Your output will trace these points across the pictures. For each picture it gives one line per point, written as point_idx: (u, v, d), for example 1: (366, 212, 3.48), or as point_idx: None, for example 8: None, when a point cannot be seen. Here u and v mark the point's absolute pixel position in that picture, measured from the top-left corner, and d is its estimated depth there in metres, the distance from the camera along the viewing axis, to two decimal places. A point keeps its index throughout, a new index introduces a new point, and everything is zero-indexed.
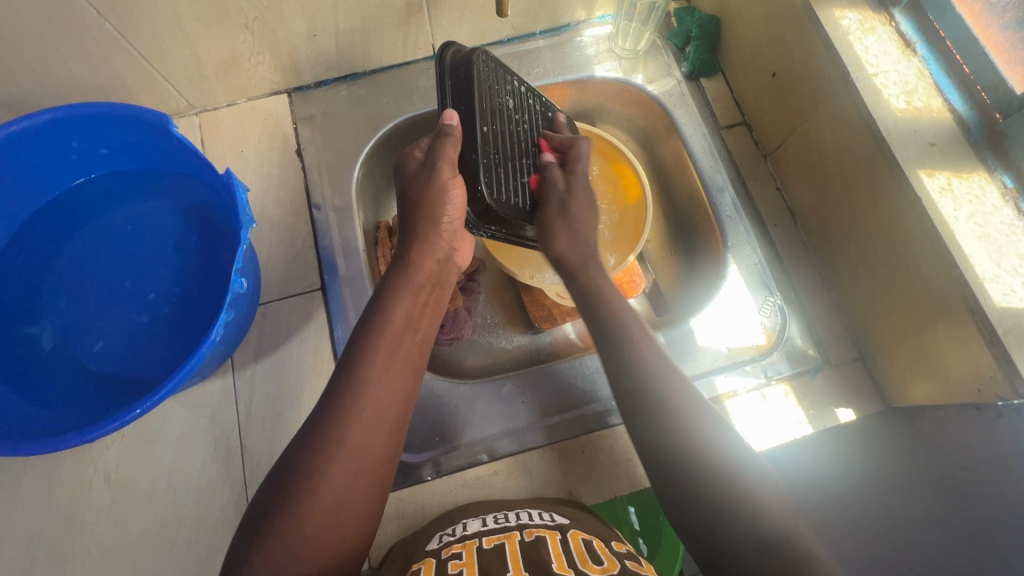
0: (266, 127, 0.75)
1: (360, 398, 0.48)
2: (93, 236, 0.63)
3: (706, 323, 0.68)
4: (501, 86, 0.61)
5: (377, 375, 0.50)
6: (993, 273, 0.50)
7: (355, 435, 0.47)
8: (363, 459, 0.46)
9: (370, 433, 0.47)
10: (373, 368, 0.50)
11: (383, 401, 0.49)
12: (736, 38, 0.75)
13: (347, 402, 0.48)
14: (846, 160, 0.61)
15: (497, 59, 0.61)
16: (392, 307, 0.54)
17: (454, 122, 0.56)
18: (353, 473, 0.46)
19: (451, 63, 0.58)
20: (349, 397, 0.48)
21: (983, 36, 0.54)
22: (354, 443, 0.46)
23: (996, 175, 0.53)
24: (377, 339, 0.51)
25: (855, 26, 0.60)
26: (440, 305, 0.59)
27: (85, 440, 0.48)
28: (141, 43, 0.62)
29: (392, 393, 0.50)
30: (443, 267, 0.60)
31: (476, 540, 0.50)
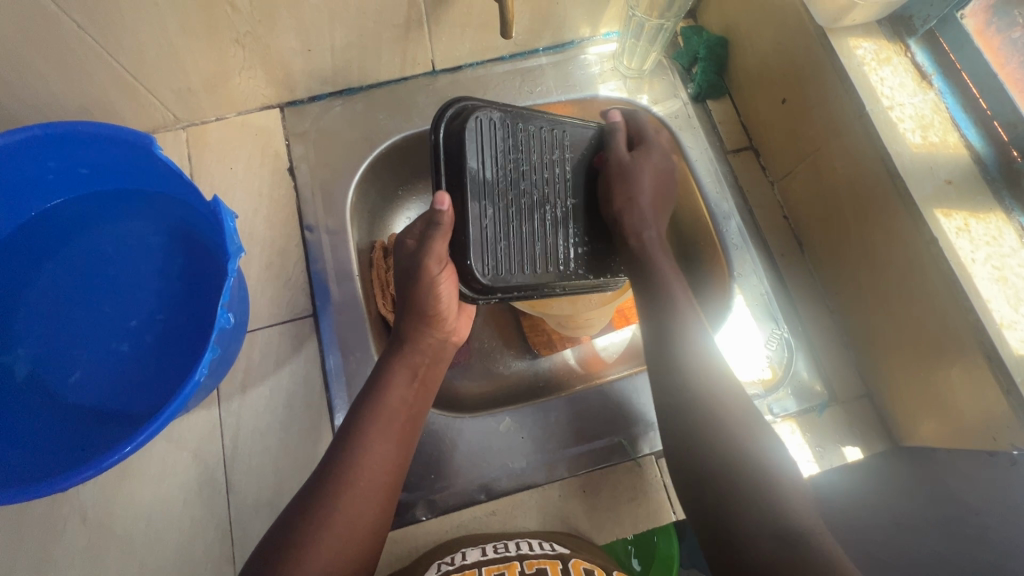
0: (257, 143, 0.72)
1: (352, 471, 0.47)
2: (71, 259, 0.60)
3: (729, 341, 0.67)
4: (509, 139, 0.53)
5: (368, 451, 0.49)
6: (1012, 319, 0.48)
7: (344, 509, 0.46)
8: (350, 533, 0.46)
9: (360, 507, 0.47)
10: (365, 446, 0.49)
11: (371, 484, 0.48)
12: (744, 61, 0.73)
13: (339, 476, 0.47)
14: (858, 193, 0.59)
15: (504, 105, 0.53)
16: (384, 383, 0.52)
17: (445, 207, 0.49)
18: (341, 546, 0.45)
19: (446, 133, 0.52)
20: (341, 472, 0.47)
21: (1002, 71, 0.53)
22: (343, 519, 0.46)
23: (1014, 216, 0.51)
24: (368, 414, 0.50)
25: (870, 56, 0.58)
26: (435, 382, 0.56)
27: (60, 487, 0.45)
28: (126, 57, 0.58)
29: (381, 468, 0.49)
30: (439, 349, 0.56)
31: (475, 571, 0.48)
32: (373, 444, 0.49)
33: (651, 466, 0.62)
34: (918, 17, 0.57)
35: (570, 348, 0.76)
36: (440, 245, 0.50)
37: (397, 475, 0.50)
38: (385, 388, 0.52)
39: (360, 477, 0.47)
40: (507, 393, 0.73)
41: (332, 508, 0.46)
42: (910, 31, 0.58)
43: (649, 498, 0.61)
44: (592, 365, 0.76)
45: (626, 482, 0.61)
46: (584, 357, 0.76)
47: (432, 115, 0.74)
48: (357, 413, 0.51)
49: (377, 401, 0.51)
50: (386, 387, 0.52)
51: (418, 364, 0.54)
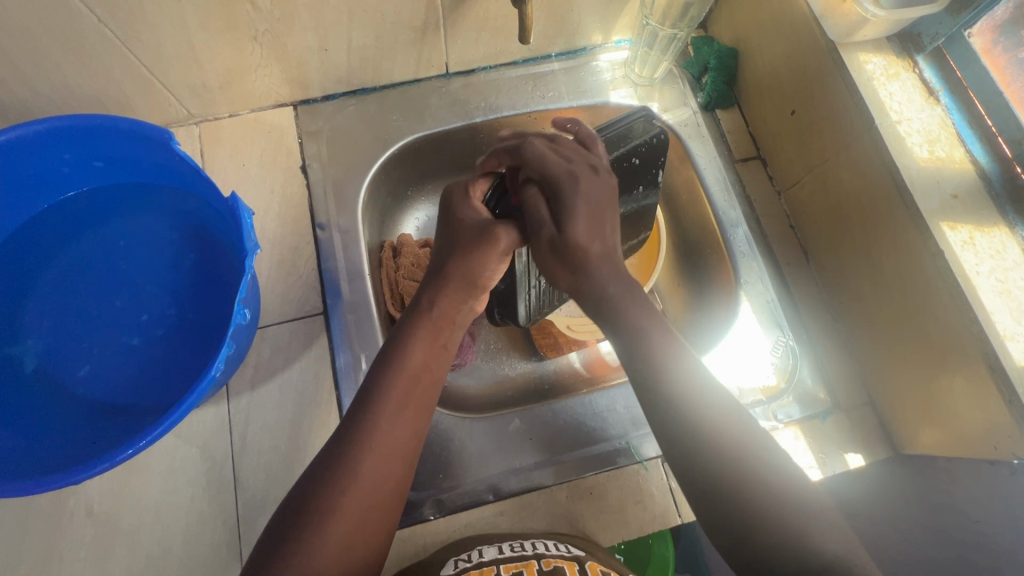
0: (270, 141, 0.72)
1: (372, 436, 0.46)
2: (82, 251, 0.60)
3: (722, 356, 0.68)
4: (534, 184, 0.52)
5: (390, 416, 0.48)
6: (1014, 331, 0.50)
7: (366, 473, 0.45)
8: (373, 499, 0.45)
9: (381, 473, 0.46)
10: (386, 411, 0.48)
11: (395, 442, 0.47)
12: (753, 72, 0.74)
13: (360, 440, 0.46)
14: (865, 204, 0.61)
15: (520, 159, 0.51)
16: (406, 347, 0.51)
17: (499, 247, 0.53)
18: (362, 513, 0.44)
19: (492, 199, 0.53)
20: (362, 435, 0.46)
21: (1007, 90, 0.54)
22: (365, 484, 0.45)
23: (1018, 231, 0.53)
24: (390, 376, 0.49)
25: (879, 71, 0.59)
26: (454, 350, 0.56)
27: (73, 480, 0.45)
28: (144, 52, 0.58)
29: (404, 434, 0.48)
30: (462, 313, 0.56)
31: (494, 569, 0.49)
32: (394, 410, 0.48)
33: (657, 469, 0.62)
34: (927, 35, 0.58)
35: (575, 351, 0.76)
36: (513, 235, 0.52)
37: (419, 443, 0.50)
38: (408, 354, 0.51)
39: (381, 442, 0.46)
40: (512, 395, 0.74)
41: (354, 472, 0.45)
42: (919, 47, 0.60)
43: (656, 500, 0.61)
44: (597, 369, 0.75)
45: (633, 485, 0.62)
46: (590, 360, 0.76)
47: (444, 117, 0.74)
48: (377, 376, 0.50)
49: (397, 367, 0.50)
50: (408, 352, 0.51)
51: (441, 330, 0.54)
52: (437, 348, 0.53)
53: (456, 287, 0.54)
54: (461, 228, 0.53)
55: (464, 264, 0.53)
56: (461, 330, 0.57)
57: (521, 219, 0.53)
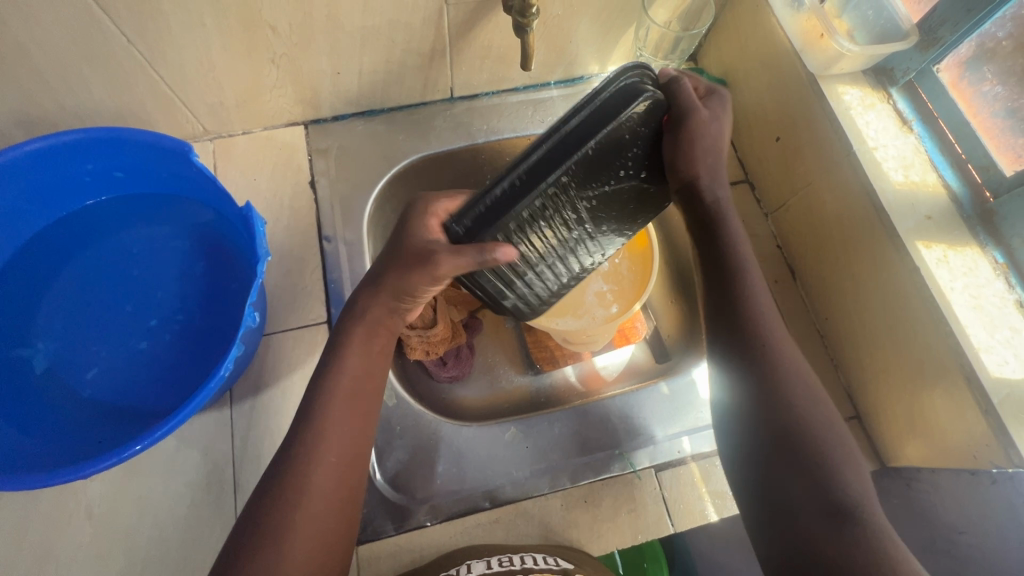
0: (281, 156, 0.76)
1: (314, 454, 0.46)
2: (95, 257, 0.62)
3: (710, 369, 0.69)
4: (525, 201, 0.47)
5: (332, 430, 0.48)
6: (988, 343, 0.53)
7: (314, 486, 0.46)
8: (323, 512, 0.45)
9: (330, 485, 0.46)
10: (324, 426, 0.48)
11: (339, 455, 0.47)
12: (741, 101, 0.79)
13: (302, 458, 0.46)
14: (846, 225, 0.64)
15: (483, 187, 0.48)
16: (341, 358, 0.51)
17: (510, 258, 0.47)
18: (316, 529, 0.44)
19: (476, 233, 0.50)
20: (303, 453, 0.46)
21: (974, 120, 0.58)
22: (315, 495, 0.45)
23: (987, 250, 0.57)
24: (325, 396, 0.49)
25: (856, 101, 0.64)
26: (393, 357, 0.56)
27: (81, 474, 0.46)
28: (167, 71, 0.62)
29: (342, 446, 0.48)
30: (397, 323, 0.55)
31: None
32: (336, 426, 0.48)
33: (650, 479, 0.64)
34: (899, 69, 0.63)
35: (571, 365, 0.78)
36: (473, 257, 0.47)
37: (362, 453, 0.50)
38: (344, 366, 0.51)
39: (322, 456, 0.47)
40: (510, 407, 0.75)
41: (300, 485, 0.45)
42: (892, 80, 0.64)
43: (649, 509, 0.63)
44: (591, 383, 0.78)
45: (627, 494, 0.63)
46: (584, 374, 0.78)
47: (449, 138, 0.78)
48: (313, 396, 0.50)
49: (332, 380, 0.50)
50: (342, 364, 0.51)
51: (378, 339, 0.54)
52: (375, 356, 0.53)
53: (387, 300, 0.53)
54: (408, 245, 0.51)
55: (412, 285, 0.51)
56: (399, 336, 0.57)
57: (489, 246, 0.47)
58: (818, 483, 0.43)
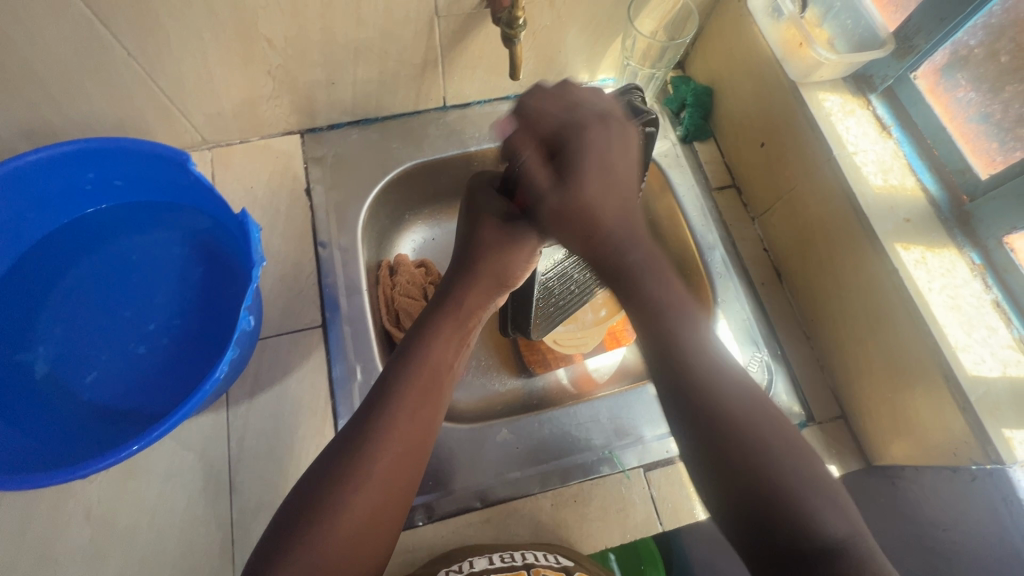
0: (277, 164, 0.77)
1: (391, 421, 0.47)
2: (95, 264, 0.64)
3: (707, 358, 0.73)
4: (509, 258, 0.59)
5: (405, 413, 0.48)
6: (966, 342, 0.54)
7: (380, 471, 0.45)
8: (384, 497, 0.45)
9: (396, 470, 0.46)
10: (398, 408, 0.48)
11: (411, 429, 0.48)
12: (727, 108, 0.80)
13: (373, 439, 0.46)
14: (828, 227, 0.66)
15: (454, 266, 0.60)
16: (428, 345, 0.52)
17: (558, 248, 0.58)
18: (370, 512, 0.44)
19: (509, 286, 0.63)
20: (376, 431, 0.46)
21: (951, 125, 0.60)
22: (380, 478, 0.45)
23: (965, 251, 0.58)
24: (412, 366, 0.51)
25: (836, 107, 0.65)
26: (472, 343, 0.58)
27: (79, 474, 0.47)
28: (165, 82, 0.64)
29: (416, 432, 0.48)
30: (487, 307, 0.58)
31: None
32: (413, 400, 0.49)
33: (639, 478, 0.65)
34: (878, 76, 0.65)
35: (563, 368, 0.79)
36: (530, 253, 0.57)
37: (431, 444, 0.50)
38: (430, 348, 0.52)
39: (393, 444, 0.46)
40: (503, 410, 0.76)
41: (369, 468, 0.45)
42: (871, 87, 0.66)
43: (638, 508, 0.64)
44: (582, 385, 0.79)
45: (616, 494, 0.64)
46: (576, 376, 0.80)
47: (441, 146, 0.80)
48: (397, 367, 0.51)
49: (417, 362, 0.51)
50: (431, 346, 0.52)
51: (467, 325, 0.56)
52: (458, 344, 0.55)
53: (489, 285, 0.57)
54: (482, 237, 0.56)
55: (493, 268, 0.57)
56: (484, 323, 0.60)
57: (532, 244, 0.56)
58: (773, 530, 0.36)
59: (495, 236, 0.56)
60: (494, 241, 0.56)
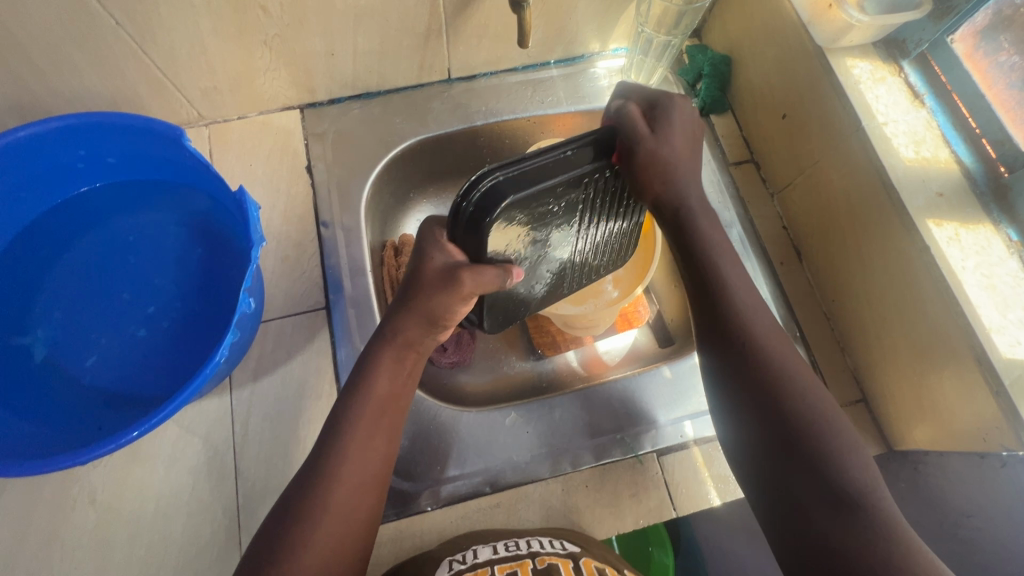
0: (278, 141, 0.75)
1: (343, 454, 0.47)
2: (92, 245, 0.62)
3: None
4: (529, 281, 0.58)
5: (353, 446, 0.47)
6: (1000, 324, 0.51)
7: (336, 506, 0.45)
8: (344, 528, 0.45)
9: (350, 504, 0.46)
10: (348, 441, 0.48)
11: (363, 465, 0.47)
12: (746, 79, 0.76)
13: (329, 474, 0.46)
14: (853, 202, 0.62)
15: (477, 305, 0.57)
16: (370, 374, 0.50)
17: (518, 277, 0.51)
18: (335, 546, 0.44)
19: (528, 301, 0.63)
20: (326, 467, 0.46)
21: (989, 92, 0.56)
22: (335, 516, 0.45)
23: (1001, 228, 0.55)
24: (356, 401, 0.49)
25: (866, 75, 0.62)
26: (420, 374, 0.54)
27: (79, 461, 0.46)
28: (157, 53, 0.61)
29: (367, 464, 0.48)
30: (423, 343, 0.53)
31: (488, 569, 0.49)
32: (362, 434, 0.48)
33: (652, 463, 0.64)
34: (912, 41, 0.61)
35: (573, 350, 0.77)
36: (489, 280, 0.48)
37: (387, 472, 0.49)
38: (371, 384, 0.50)
39: (347, 477, 0.46)
40: (512, 393, 0.75)
41: (323, 503, 0.45)
42: (904, 53, 0.62)
43: (651, 494, 0.62)
44: (593, 367, 0.77)
45: (628, 479, 0.63)
46: (586, 359, 0.78)
47: (447, 121, 0.76)
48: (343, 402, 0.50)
49: (358, 398, 0.49)
50: (372, 382, 0.50)
51: (407, 359, 0.52)
52: (402, 377, 0.52)
53: (421, 326, 0.51)
54: (422, 273, 0.49)
55: (430, 302, 0.49)
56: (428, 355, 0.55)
57: (495, 268, 0.49)
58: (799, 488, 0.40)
59: (439, 268, 0.49)
60: (427, 279, 0.49)
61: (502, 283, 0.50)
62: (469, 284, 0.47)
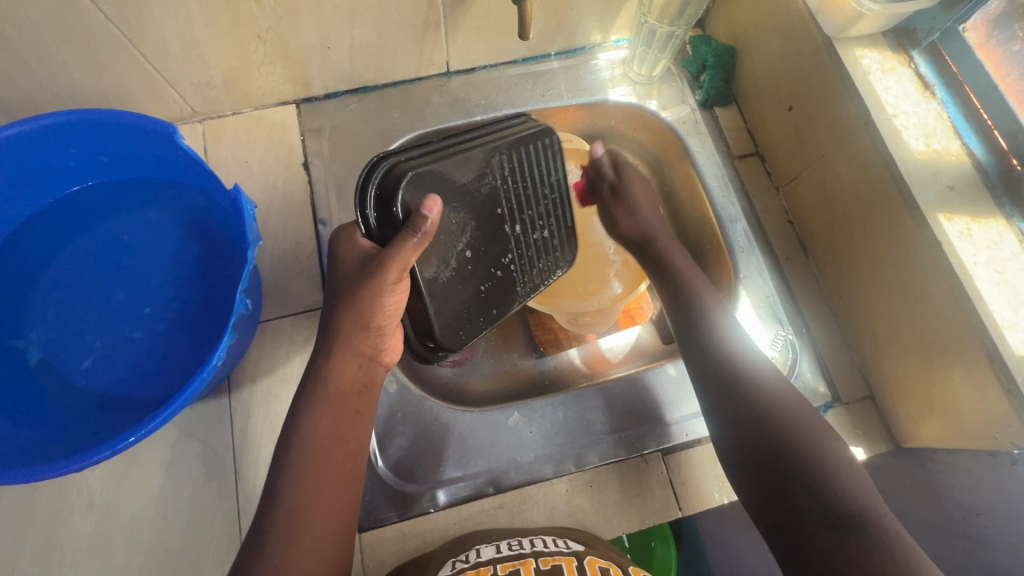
0: (273, 137, 0.73)
1: (295, 514, 0.45)
2: (84, 245, 0.61)
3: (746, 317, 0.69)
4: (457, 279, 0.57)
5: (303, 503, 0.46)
6: (1012, 320, 0.50)
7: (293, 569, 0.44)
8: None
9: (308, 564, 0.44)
10: (295, 501, 0.46)
11: (316, 520, 0.46)
12: (751, 70, 0.75)
13: (282, 535, 0.44)
14: (861, 196, 0.61)
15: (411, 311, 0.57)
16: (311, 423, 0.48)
17: (432, 213, 0.48)
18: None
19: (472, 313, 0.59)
20: (283, 522, 0.45)
21: (1002, 83, 0.55)
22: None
23: (1014, 222, 0.53)
24: (300, 455, 0.47)
25: (875, 65, 0.60)
26: (369, 408, 0.53)
27: (74, 468, 0.45)
28: (148, 48, 0.59)
29: (319, 515, 0.46)
30: (369, 369, 0.52)
31: (490, 568, 0.49)
32: (311, 491, 0.46)
33: (657, 462, 0.63)
34: (922, 30, 0.59)
35: (576, 347, 0.76)
36: (409, 252, 0.48)
37: (345, 519, 0.48)
38: (310, 434, 0.48)
39: (301, 535, 0.45)
40: (515, 391, 0.74)
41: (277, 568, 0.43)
42: (914, 42, 0.60)
43: (656, 494, 0.62)
44: (596, 365, 0.76)
45: (632, 479, 0.62)
46: (590, 356, 0.77)
47: (446, 115, 0.75)
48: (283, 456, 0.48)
49: (301, 446, 0.47)
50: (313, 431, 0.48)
51: (345, 400, 0.50)
52: (345, 420, 0.50)
53: (355, 355, 0.51)
54: (342, 272, 0.51)
55: (358, 307, 0.49)
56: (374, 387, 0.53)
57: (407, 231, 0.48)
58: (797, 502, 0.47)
59: (357, 262, 0.50)
60: (345, 282, 0.50)
61: (419, 244, 0.48)
62: (384, 257, 0.47)
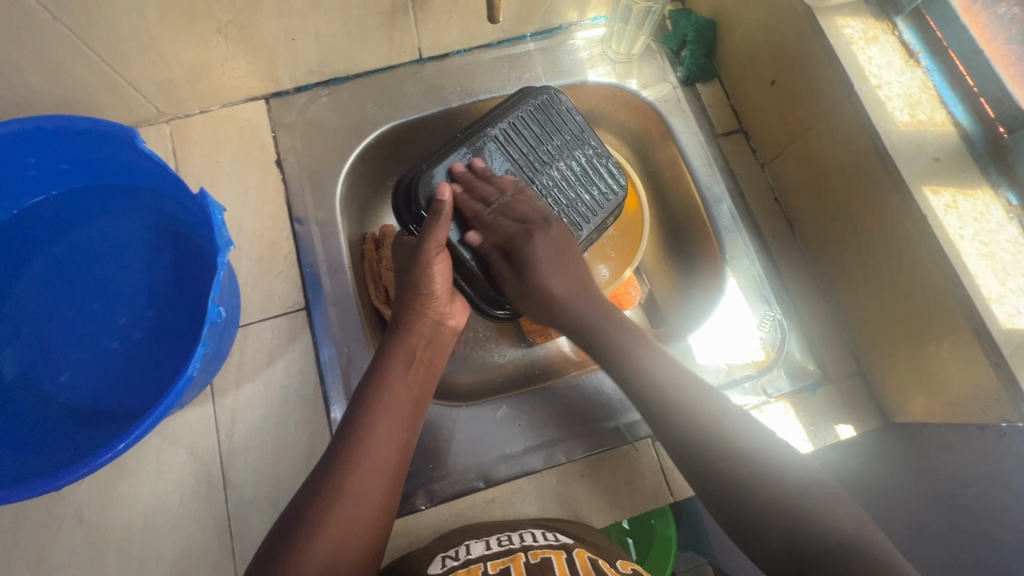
0: (244, 135, 0.71)
1: (364, 442, 0.49)
2: (54, 255, 0.59)
3: (705, 338, 0.68)
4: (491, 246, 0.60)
5: (377, 436, 0.50)
6: (999, 293, 0.49)
7: (353, 491, 0.47)
8: (360, 517, 0.47)
9: (368, 489, 0.48)
10: (367, 432, 0.50)
11: (378, 456, 0.49)
12: (734, 43, 0.73)
13: (348, 458, 0.48)
14: (847, 169, 0.60)
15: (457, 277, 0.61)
16: (381, 374, 0.53)
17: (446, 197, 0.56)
18: (344, 534, 0.46)
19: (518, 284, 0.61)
20: (349, 456, 0.49)
21: (988, 47, 0.54)
22: (351, 499, 0.47)
23: (1000, 192, 0.52)
24: (372, 397, 0.52)
25: (858, 35, 0.58)
26: (436, 367, 0.58)
27: (53, 486, 0.44)
28: (104, 49, 0.57)
29: (388, 451, 0.50)
30: (434, 331, 0.58)
31: (481, 566, 0.48)
32: (378, 426, 0.51)
33: (648, 448, 0.63)
34: None
35: (564, 336, 0.76)
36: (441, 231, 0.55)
37: (404, 460, 0.52)
38: (385, 385, 0.53)
39: (365, 460, 0.49)
40: (504, 382, 0.73)
41: (340, 485, 0.47)
42: (897, 9, 0.58)
43: (647, 480, 0.62)
44: (586, 352, 0.75)
45: (624, 467, 0.62)
46: None
47: (420, 103, 0.73)
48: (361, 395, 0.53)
49: (373, 390, 0.52)
50: (387, 381, 0.53)
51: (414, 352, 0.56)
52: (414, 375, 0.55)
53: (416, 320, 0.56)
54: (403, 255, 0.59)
55: (415, 279, 0.55)
56: (440, 347, 0.58)
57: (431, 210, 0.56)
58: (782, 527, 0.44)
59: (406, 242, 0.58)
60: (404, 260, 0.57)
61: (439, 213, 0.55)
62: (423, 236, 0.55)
